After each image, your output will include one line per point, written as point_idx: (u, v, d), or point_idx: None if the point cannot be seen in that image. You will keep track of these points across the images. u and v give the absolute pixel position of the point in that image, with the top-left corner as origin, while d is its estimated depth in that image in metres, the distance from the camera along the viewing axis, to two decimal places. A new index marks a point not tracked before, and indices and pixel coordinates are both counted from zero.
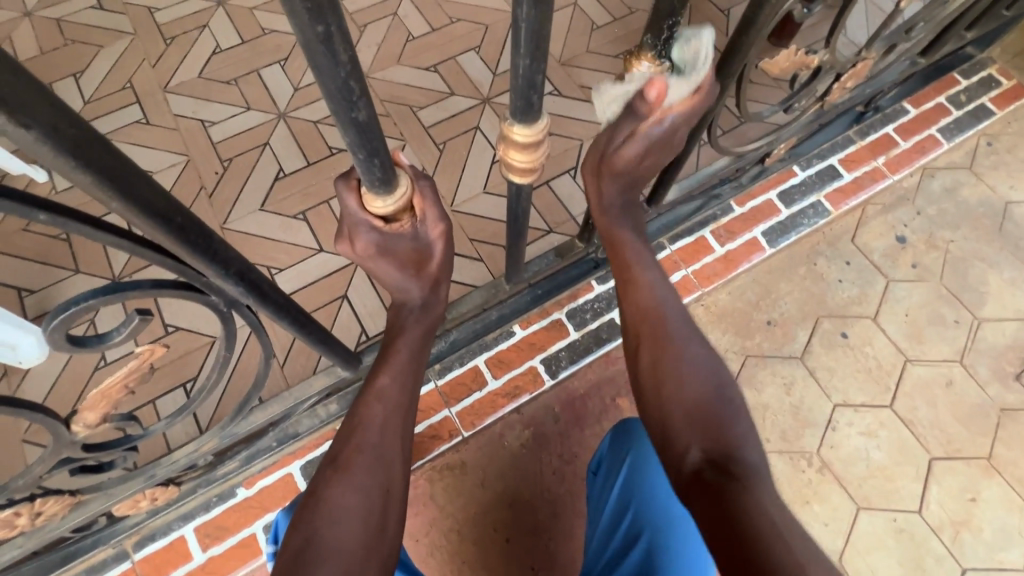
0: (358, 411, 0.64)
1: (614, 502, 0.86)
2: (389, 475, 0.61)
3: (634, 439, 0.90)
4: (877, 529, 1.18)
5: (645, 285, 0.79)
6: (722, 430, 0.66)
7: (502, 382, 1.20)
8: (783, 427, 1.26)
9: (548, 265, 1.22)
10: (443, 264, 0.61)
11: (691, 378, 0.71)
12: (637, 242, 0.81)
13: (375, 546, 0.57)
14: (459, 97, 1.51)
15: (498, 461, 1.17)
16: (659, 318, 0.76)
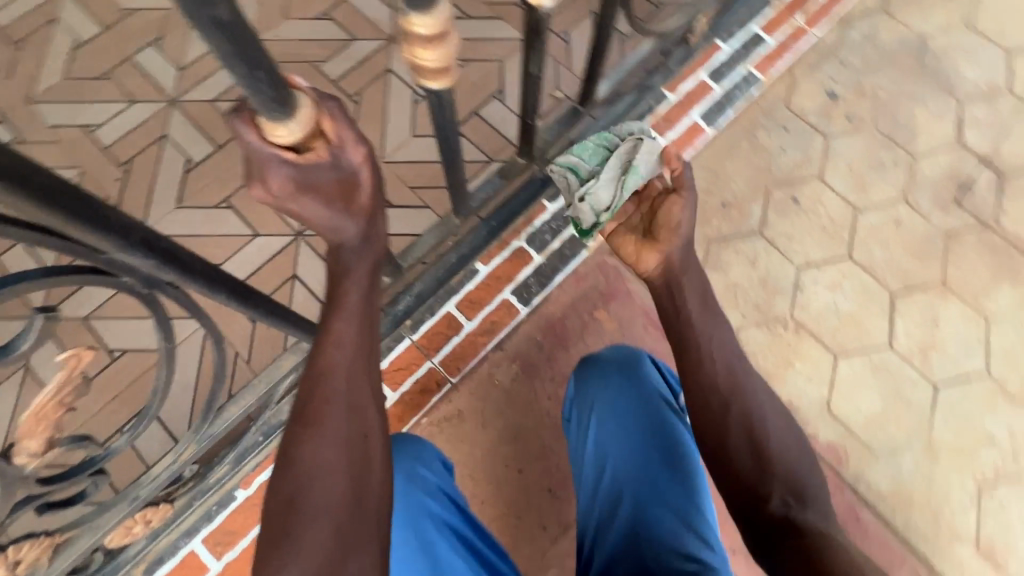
0: (317, 359, 0.60)
1: (590, 455, 0.86)
2: (365, 423, 0.59)
3: (601, 388, 0.89)
4: (856, 372, 1.25)
5: (718, 345, 0.71)
6: (788, 472, 0.65)
7: (478, 322, 1.18)
8: (755, 300, 1.29)
9: (496, 188, 1.07)
10: (373, 198, 0.57)
11: (765, 422, 0.68)
12: (699, 298, 0.74)
13: (364, 494, 0.56)
14: (362, 41, 1.39)
15: (494, 400, 1.17)
16: (731, 381, 0.69)
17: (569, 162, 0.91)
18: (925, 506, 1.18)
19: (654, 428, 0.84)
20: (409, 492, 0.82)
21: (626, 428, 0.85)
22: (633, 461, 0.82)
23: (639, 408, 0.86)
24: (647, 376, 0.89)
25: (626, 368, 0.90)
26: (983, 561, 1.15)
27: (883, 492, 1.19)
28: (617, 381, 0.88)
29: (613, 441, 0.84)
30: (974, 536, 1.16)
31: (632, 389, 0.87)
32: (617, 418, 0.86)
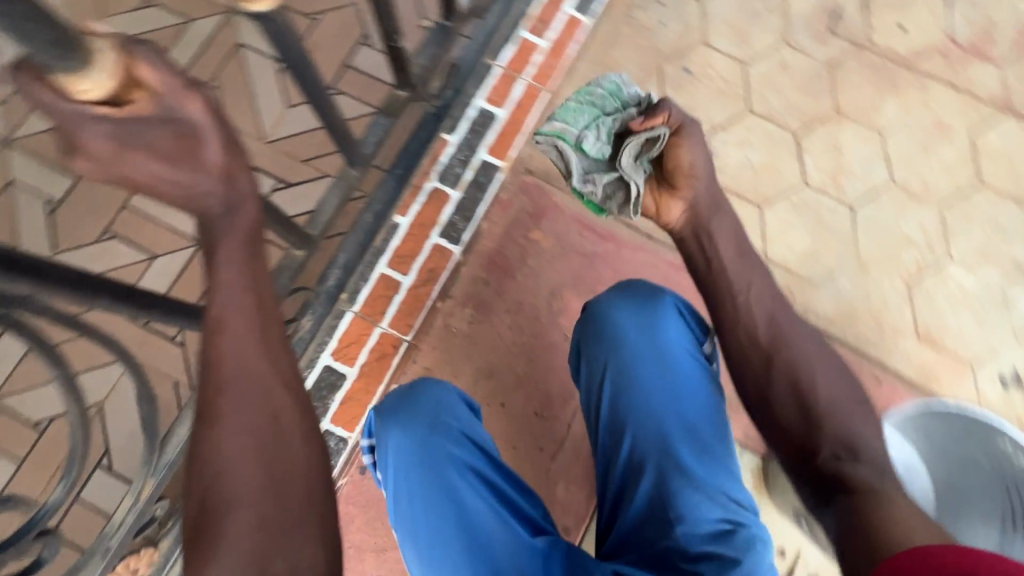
0: (204, 346, 0.54)
1: (607, 414, 0.83)
2: (273, 401, 0.54)
3: (616, 332, 0.85)
4: (782, 216, 1.31)
5: (758, 288, 0.73)
6: (838, 424, 0.65)
7: (415, 275, 1.14)
8: None
9: (384, 130, 0.98)
10: (226, 155, 0.50)
11: (807, 375, 0.68)
12: (733, 246, 0.76)
13: (283, 472, 0.53)
14: (201, 21, 1.27)
15: (455, 346, 1.16)
16: (777, 329, 0.71)
17: (556, 129, 0.86)
18: (868, 316, 1.27)
19: (675, 388, 0.81)
20: (433, 440, 0.82)
21: (643, 377, 0.82)
22: (655, 415, 0.80)
23: (658, 363, 0.82)
24: (666, 313, 0.84)
25: (641, 306, 0.85)
26: (925, 348, 1.26)
27: (830, 316, 1.27)
28: (631, 337, 0.84)
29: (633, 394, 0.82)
30: (914, 329, 1.27)
31: (651, 331, 0.83)
32: (636, 368, 0.82)
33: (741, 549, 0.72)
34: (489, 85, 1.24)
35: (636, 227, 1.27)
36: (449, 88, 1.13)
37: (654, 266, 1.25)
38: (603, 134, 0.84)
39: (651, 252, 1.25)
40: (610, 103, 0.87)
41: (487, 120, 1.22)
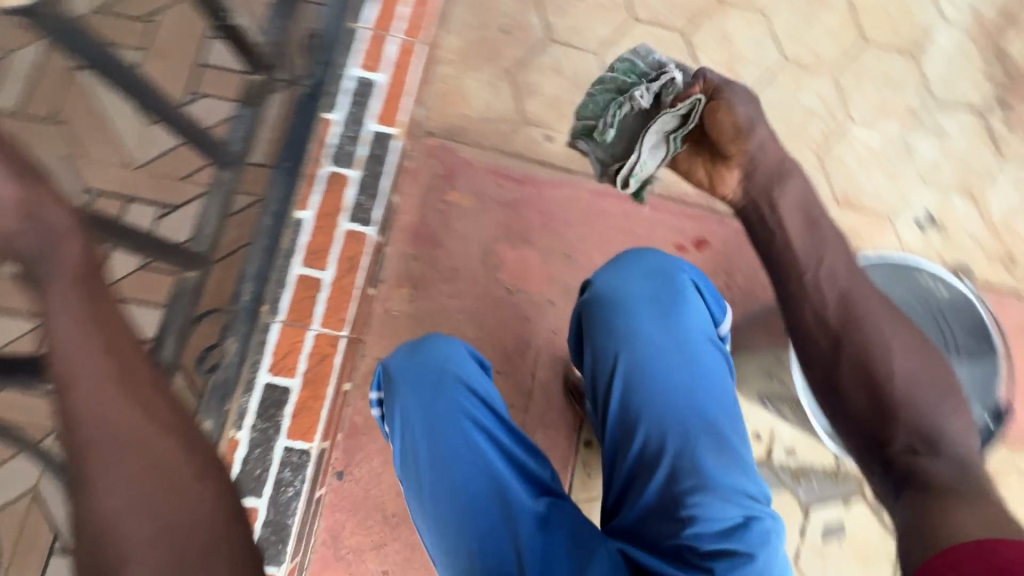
0: (60, 408, 0.44)
1: (616, 397, 0.80)
2: (154, 445, 0.44)
3: (623, 300, 0.84)
4: None
5: (838, 251, 0.64)
6: (914, 410, 0.56)
7: (335, 266, 1.04)
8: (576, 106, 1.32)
9: (248, 122, 0.89)
10: (22, 188, 0.48)
11: (882, 348, 0.58)
12: (801, 217, 0.67)
13: (182, 525, 0.43)
14: (18, 49, 1.12)
15: (404, 324, 1.20)
16: (852, 288, 0.61)
17: (580, 126, 0.89)
18: None
19: (690, 369, 0.79)
20: (440, 396, 0.81)
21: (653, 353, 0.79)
22: (667, 400, 0.77)
23: (670, 342, 0.80)
24: (680, 288, 0.84)
25: (650, 279, 0.85)
26: (847, 211, 1.31)
27: None
28: (642, 314, 0.82)
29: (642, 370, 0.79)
30: (833, 196, 1.31)
31: (660, 303, 0.83)
32: (645, 344, 0.80)
33: (756, 546, 0.69)
34: (359, 51, 1.15)
35: (548, 166, 1.30)
36: (319, 63, 1.09)
37: (577, 195, 1.29)
38: (624, 120, 0.84)
39: (571, 185, 1.29)
40: (625, 83, 0.87)
41: (367, 88, 1.12)
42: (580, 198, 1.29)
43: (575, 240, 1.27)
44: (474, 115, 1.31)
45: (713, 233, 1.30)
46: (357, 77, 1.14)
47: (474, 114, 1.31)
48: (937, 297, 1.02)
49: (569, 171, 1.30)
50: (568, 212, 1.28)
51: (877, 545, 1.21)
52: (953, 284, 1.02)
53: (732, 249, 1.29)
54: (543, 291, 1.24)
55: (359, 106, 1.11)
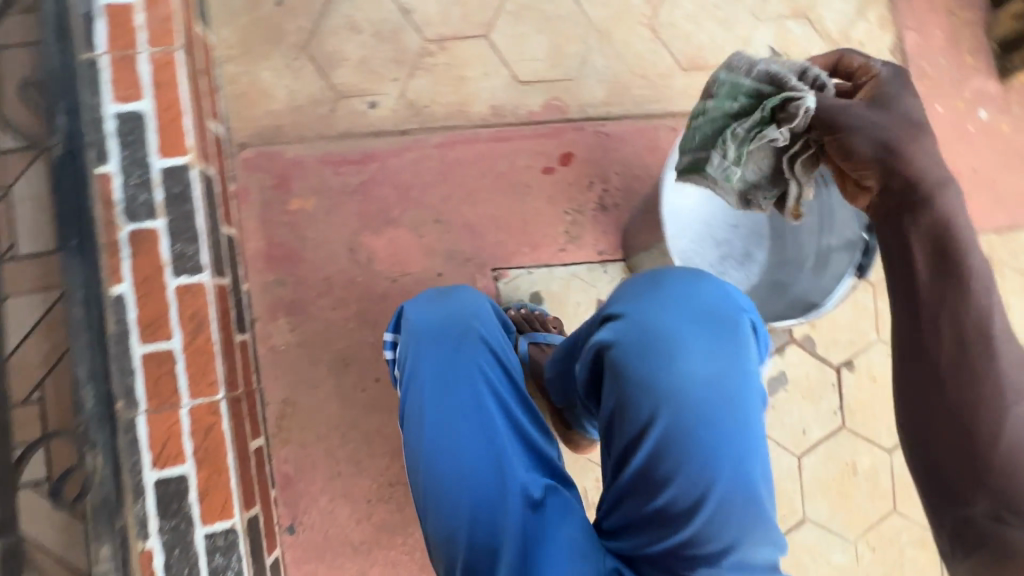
0: None
1: (644, 439, 0.69)
2: None
3: (661, 333, 0.71)
4: (508, 33, 1.23)
5: (982, 285, 0.52)
6: (1013, 478, 0.47)
7: (181, 329, 0.92)
8: (390, 60, 1.20)
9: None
10: None
11: (999, 406, 0.48)
12: (935, 242, 0.54)
13: None
14: None
15: (297, 355, 1.12)
16: (983, 322, 0.50)
17: (687, 164, 0.83)
18: (635, 78, 1.26)
19: (729, 409, 0.69)
20: (460, 350, 0.86)
21: (691, 394, 0.69)
22: (702, 446, 0.68)
23: (712, 377, 0.69)
24: (723, 321, 0.72)
25: (680, 304, 0.73)
26: (694, 75, 1.28)
27: (604, 99, 1.25)
28: (685, 345, 0.70)
29: (677, 418, 0.68)
30: (677, 65, 1.27)
31: (697, 332, 0.71)
32: (685, 386, 0.69)
33: None
34: (106, 81, 0.94)
35: (384, 134, 1.19)
36: (60, 117, 0.94)
37: (425, 156, 1.19)
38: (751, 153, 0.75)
39: (414, 147, 1.19)
40: (734, 109, 0.75)
41: (133, 122, 0.94)
42: (428, 157, 1.19)
43: (440, 201, 1.19)
44: (284, 106, 1.17)
45: (574, 144, 1.23)
46: (117, 114, 0.94)
47: (284, 105, 1.17)
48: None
49: (407, 133, 1.19)
50: (422, 176, 1.19)
51: (818, 381, 1.27)
52: None
53: (598, 153, 1.23)
54: (426, 265, 1.17)
55: (134, 146, 0.94)
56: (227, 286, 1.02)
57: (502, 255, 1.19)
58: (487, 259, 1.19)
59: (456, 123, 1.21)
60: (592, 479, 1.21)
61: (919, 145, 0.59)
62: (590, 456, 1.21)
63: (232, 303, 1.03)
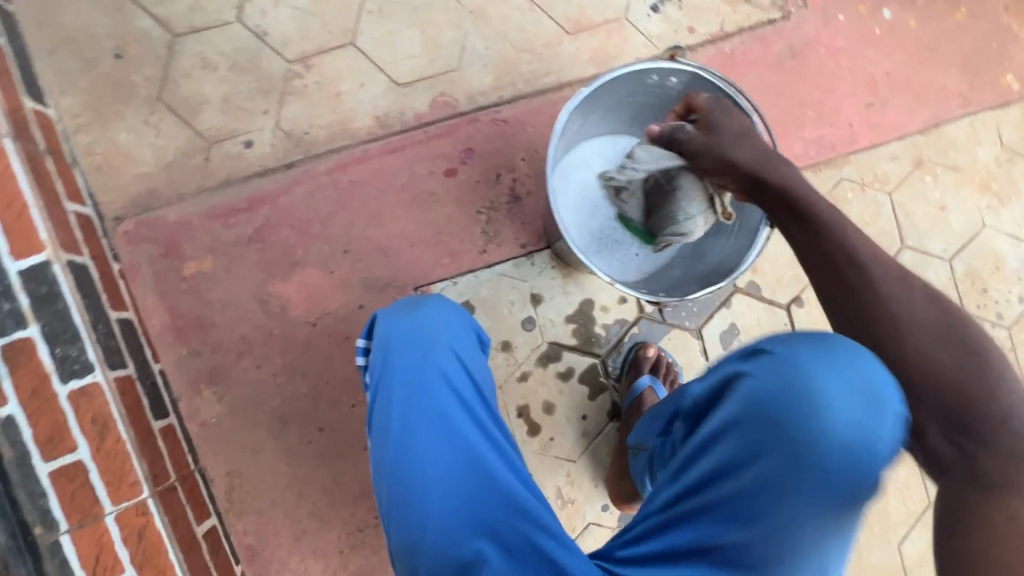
0: None
1: (725, 489, 0.57)
2: None
3: (807, 382, 0.55)
4: (377, 35, 1.14)
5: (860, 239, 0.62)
6: (949, 395, 0.57)
7: (85, 436, 0.85)
8: (255, 90, 1.10)
9: None
10: None
11: (910, 339, 0.58)
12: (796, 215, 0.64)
13: None
14: None
15: (231, 425, 1.07)
16: (871, 267, 0.61)
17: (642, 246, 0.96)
18: (521, 54, 1.18)
19: (845, 492, 0.54)
20: (428, 358, 0.72)
21: (816, 445, 0.54)
22: (786, 512, 0.55)
23: (849, 450, 0.53)
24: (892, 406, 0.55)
25: (829, 353, 0.56)
26: (582, 38, 1.20)
27: (493, 83, 1.17)
28: (835, 409, 0.54)
29: (765, 451, 0.55)
30: (562, 30, 1.20)
31: (837, 363, 0.55)
32: (822, 447, 0.53)
33: None
34: None
35: (268, 172, 1.10)
36: None
37: (317, 186, 1.11)
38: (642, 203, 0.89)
39: (304, 179, 1.11)
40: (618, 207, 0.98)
41: None
42: (321, 187, 1.11)
43: (344, 230, 1.12)
44: (153, 166, 1.08)
45: (472, 139, 1.16)
46: None
47: (153, 166, 1.07)
48: (670, 87, 0.91)
49: (292, 166, 1.11)
50: (320, 207, 1.11)
51: (770, 324, 1.24)
52: (675, 68, 0.86)
53: (499, 143, 1.16)
54: (344, 300, 1.11)
55: None
56: (132, 375, 0.95)
57: (422, 272, 1.13)
58: (407, 279, 1.13)
59: (342, 143, 1.13)
60: (565, 475, 1.15)
61: (744, 143, 0.69)
62: (557, 453, 1.16)
63: (142, 391, 0.97)
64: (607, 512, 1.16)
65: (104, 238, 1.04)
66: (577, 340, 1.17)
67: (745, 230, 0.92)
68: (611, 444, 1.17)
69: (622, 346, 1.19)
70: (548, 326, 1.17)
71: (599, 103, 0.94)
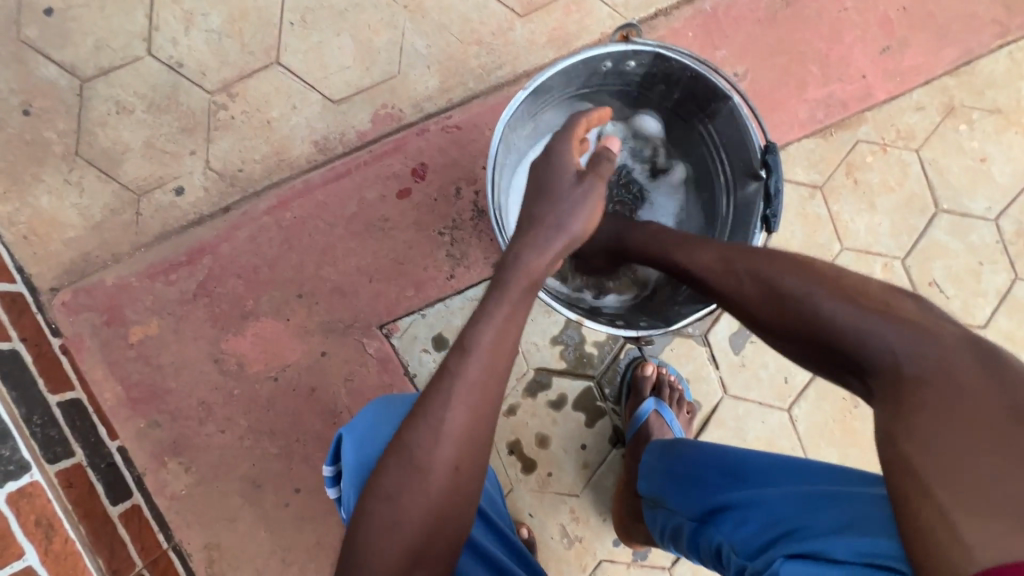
0: None
1: None
2: None
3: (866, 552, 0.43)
4: (303, 49, 1.01)
5: (725, 256, 0.66)
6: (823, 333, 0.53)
7: (32, 538, 0.76)
8: (179, 130, 1.00)
9: None
10: None
11: (771, 310, 0.58)
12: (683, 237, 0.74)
13: None
14: None
15: (202, 497, 0.99)
16: (734, 270, 0.64)
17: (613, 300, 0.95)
18: (467, 47, 1.04)
19: None
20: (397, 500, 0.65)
21: None
22: None
23: None
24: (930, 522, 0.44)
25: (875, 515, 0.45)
26: (536, 18, 1.04)
27: (440, 86, 1.03)
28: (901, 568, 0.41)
29: None
30: (512, 12, 1.04)
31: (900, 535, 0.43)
32: None
33: None
34: None
35: (205, 219, 1.01)
36: None
37: (260, 227, 1.01)
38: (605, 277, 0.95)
39: (243, 221, 1.01)
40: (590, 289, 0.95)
41: None
42: (262, 227, 1.01)
43: (296, 272, 1.01)
44: (81, 228, 0.99)
45: (424, 152, 1.03)
46: None
47: (81, 228, 0.99)
48: (629, 70, 0.82)
49: (229, 209, 1.01)
50: (265, 250, 1.01)
51: None
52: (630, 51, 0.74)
53: (453, 153, 1.03)
54: (305, 349, 1.01)
55: None
56: (79, 463, 0.90)
57: (384, 309, 1.02)
58: (370, 318, 1.02)
59: (281, 176, 1.02)
60: (569, 511, 1.05)
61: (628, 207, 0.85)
62: (559, 488, 1.05)
63: (95, 477, 0.91)
64: (620, 547, 1.05)
65: (40, 314, 0.96)
66: (567, 363, 1.05)
67: (735, 221, 0.83)
68: (617, 472, 1.06)
69: (618, 364, 1.07)
70: (533, 352, 1.04)
71: (550, 100, 0.84)
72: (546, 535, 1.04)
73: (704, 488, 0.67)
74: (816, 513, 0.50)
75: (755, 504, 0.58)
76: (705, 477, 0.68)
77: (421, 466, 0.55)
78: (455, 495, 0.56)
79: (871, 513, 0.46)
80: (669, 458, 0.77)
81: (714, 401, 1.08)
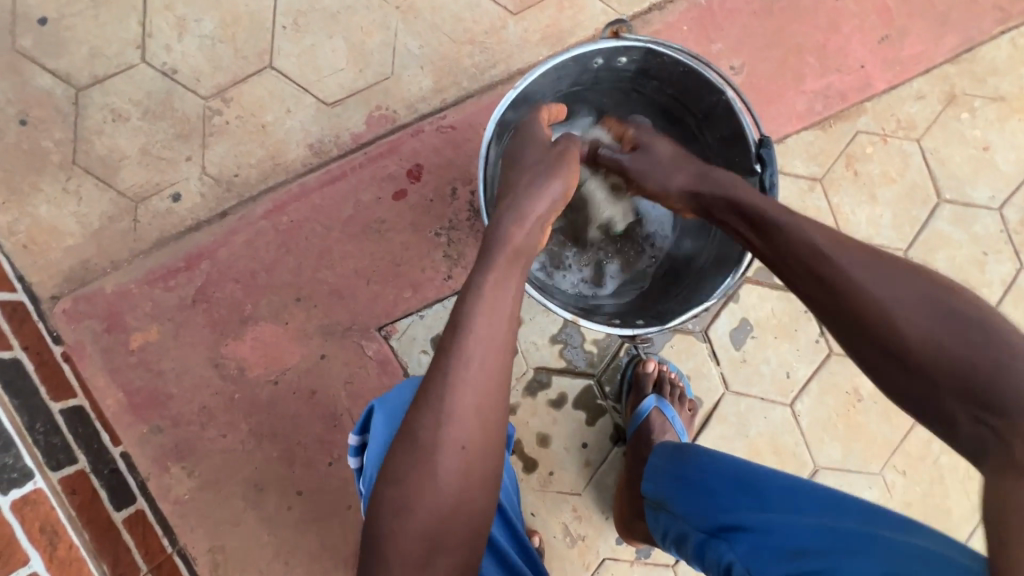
0: None
1: None
2: None
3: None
4: (296, 52, 1.01)
5: (816, 237, 0.58)
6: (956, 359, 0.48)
7: (37, 545, 0.76)
8: (174, 136, 1.00)
9: None
10: None
11: (908, 311, 0.51)
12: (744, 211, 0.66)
13: None
14: None
15: (205, 501, 1.00)
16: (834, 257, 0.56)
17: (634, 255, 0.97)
18: (461, 46, 1.03)
19: None
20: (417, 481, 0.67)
21: None
22: None
23: None
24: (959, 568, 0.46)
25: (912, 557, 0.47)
26: (529, 15, 1.04)
27: (434, 86, 1.03)
28: None
29: None
30: (505, 10, 1.03)
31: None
32: None
33: None
34: None
35: (202, 225, 1.01)
36: None
37: (256, 231, 1.01)
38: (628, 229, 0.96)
39: (240, 225, 1.01)
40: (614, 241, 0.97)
41: None
42: (259, 232, 1.01)
43: (294, 276, 1.01)
44: (80, 236, 0.99)
45: (419, 153, 1.02)
46: None
47: (80, 236, 0.99)
48: (620, 66, 0.81)
49: (226, 214, 1.01)
50: (262, 254, 1.01)
51: (788, 314, 1.08)
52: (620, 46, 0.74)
53: (449, 154, 1.03)
54: (304, 352, 1.01)
55: None
56: (83, 470, 0.91)
57: (382, 311, 1.02)
58: (368, 320, 1.02)
59: (277, 180, 1.02)
60: (572, 509, 1.05)
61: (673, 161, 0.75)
62: (561, 487, 1.05)
63: (98, 483, 0.92)
64: (623, 545, 1.05)
65: (41, 322, 0.97)
66: (567, 362, 1.05)
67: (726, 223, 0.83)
68: (619, 470, 1.06)
69: (619, 361, 1.06)
70: (532, 350, 1.04)
71: (541, 98, 0.83)
72: (549, 534, 1.04)
73: (717, 502, 0.67)
74: (851, 552, 0.51)
75: (781, 532, 0.58)
76: (719, 492, 0.68)
77: (420, 472, 0.55)
78: (459, 500, 0.55)
79: (907, 557, 0.47)
80: (679, 464, 0.77)
81: (716, 397, 1.07)
